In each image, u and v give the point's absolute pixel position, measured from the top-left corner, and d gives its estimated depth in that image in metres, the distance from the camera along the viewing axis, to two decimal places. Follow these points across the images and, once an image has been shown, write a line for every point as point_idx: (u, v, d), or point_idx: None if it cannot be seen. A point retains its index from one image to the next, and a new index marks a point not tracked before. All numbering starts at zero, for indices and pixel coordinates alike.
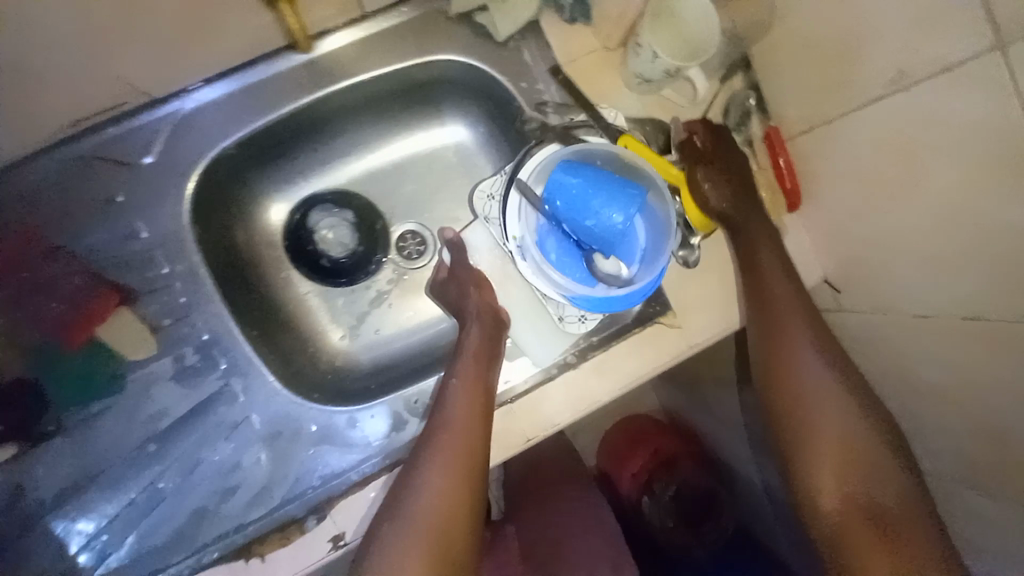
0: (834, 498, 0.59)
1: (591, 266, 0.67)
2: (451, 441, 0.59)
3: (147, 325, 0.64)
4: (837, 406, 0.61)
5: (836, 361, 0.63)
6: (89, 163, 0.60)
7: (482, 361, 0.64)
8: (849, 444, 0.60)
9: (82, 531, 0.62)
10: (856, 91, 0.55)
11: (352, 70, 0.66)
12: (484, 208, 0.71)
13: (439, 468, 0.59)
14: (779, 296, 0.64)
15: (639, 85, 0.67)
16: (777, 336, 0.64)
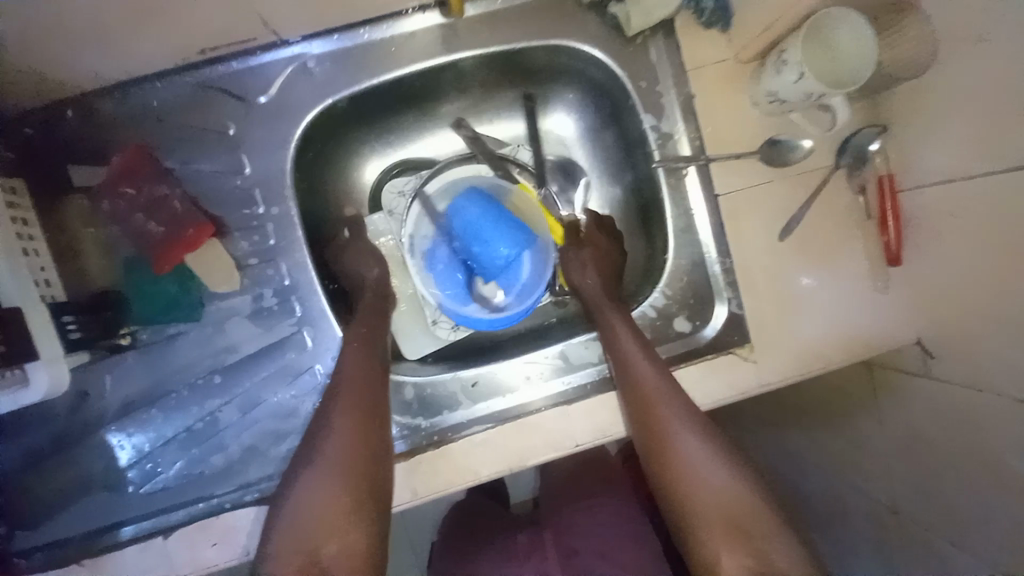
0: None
1: (469, 287, 0.69)
2: (343, 403, 0.58)
3: (234, 260, 0.64)
4: (708, 463, 0.57)
5: (698, 415, 0.60)
6: (211, 93, 0.62)
7: (374, 328, 0.64)
8: (745, 516, 0.54)
9: (135, 447, 0.64)
10: (1013, 150, 0.49)
11: (473, 41, 0.64)
12: (393, 202, 0.72)
13: (337, 431, 0.57)
14: (634, 353, 0.63)
15: (767, 104, 0.64)
16: (649, 409, 0.60)
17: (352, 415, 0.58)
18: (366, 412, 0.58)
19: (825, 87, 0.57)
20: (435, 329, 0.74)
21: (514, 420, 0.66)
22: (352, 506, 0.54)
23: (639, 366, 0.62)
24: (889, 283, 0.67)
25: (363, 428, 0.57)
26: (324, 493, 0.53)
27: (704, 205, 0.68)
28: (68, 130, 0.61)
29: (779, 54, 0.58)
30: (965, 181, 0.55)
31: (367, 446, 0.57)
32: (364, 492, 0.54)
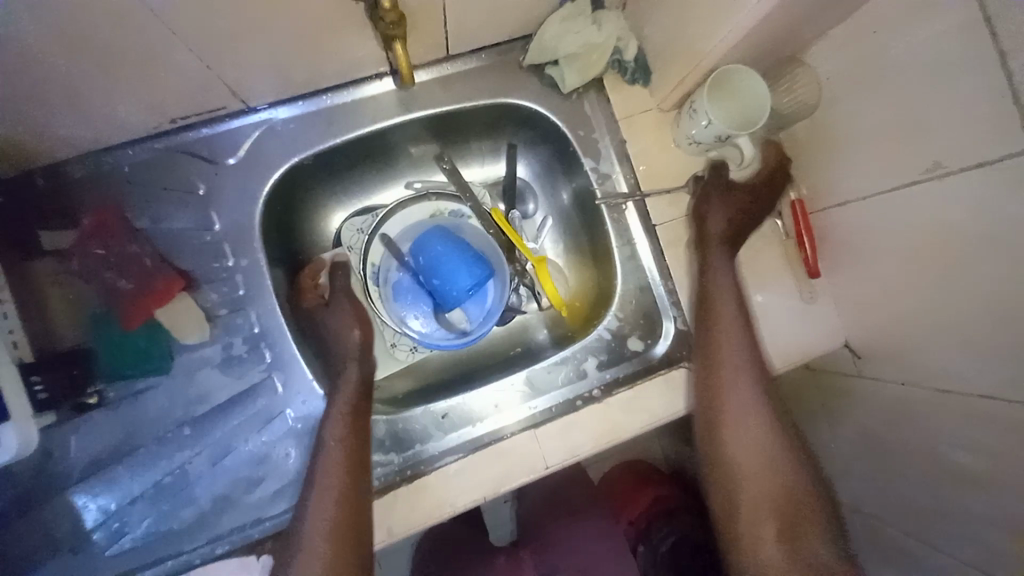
0: (776, 549, 0.63)
1: (436, 313, 0.76)
2: (326, 496, 0.60)
3: (205, 311, 0.67)
4: (767, 453, 0.67)
5: (771, 411, 0.68)
6: (180, 156, 0.66)
7: (359, 413, 0.65)
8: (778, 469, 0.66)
9: (101, 507, 0.63)
10: (896, 173, 0.58)
11: (428, 101, 0.72)
12: (350, 239, 0.77)
13: (323, 492, 0.61)
14: (732, 348, 0.69)
15: (689, 145, 0.73)
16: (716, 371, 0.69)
17: (335, 475, 0.61)
18: (345, 504, 0.60)
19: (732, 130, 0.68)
20: (394, 353, 0.78)
21: (486, 449, 0.69)
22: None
23: (735, 359, 0.69)
24: (814, 294, 0.75)
25: (346, 519, 0.60)
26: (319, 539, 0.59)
27: (646, 236, 0.75)
28: (36, 195, 0.63)
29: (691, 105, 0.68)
30: (861, 202, 0.64)
31: (348, 530, 0.59)
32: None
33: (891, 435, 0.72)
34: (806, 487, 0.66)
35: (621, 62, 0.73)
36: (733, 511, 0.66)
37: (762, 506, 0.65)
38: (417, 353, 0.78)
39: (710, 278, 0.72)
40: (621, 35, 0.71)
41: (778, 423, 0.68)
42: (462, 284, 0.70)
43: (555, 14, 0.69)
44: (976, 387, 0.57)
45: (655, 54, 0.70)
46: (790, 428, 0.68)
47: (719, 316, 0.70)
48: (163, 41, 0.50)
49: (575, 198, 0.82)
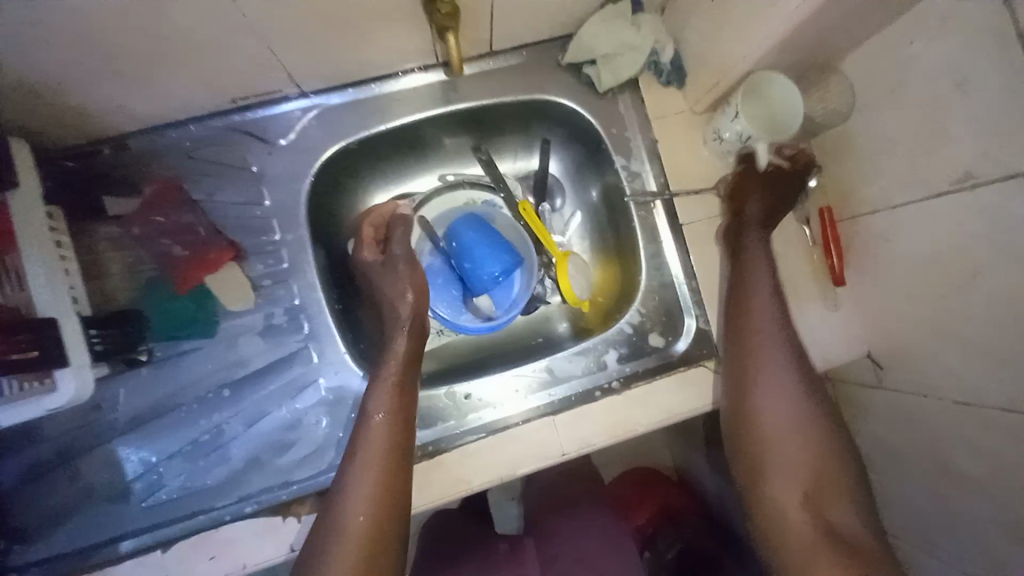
0: (800, 518, 0.60)
1: (464, 298, 0.79)
2: (371, 469, 0.61)
3: (249, 282, 0.71)
4: (799, 420, 0.64)
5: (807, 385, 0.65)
6: (236, 135, 0.70)
7: (403, 389, 0.66)
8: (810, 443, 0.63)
9: (141, 459, 0.68)
10: (924, 182, 0.59)
11: (468, 94, 0.75)
12: None
13: (363, 469, 0.61)
14: (763, 317, 0.67)
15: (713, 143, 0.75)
16: (748, 339, 0.67)
17: (380, 452, 0.62)
18: (387, 478, 0.61)
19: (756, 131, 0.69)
20: None
21: (505, 431, 0.72)
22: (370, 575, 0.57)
23: (766, 327, 0.67)
24: (837, 302, 0.75)
25: (388, 494, 0.60)
26: (358, 512, 0.59)
27: (672, 235, 0.77)
28: (102, 164, 0.68)
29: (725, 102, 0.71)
30: (889, 211, 0.65)
31: (388, 505, 0.60)
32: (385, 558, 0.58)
33: (906, 444, 0.73)
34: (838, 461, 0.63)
35: (656, 64, 0.75)
36: (758, 476, 0.64)
37: (789, 472, 0.62)
38: (441, 336, 0.84)
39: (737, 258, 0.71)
40: (658, 39, 0.73)
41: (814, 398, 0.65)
42: (491, 270, 0.73)
43: (596, 15, 0.71)
44: (996, 400, 0.58)
45: (690, 57, 0.72)
46: (825, 404, 0.65)
47: (750, 287, 0.69)
48: (238, 27, 0.55)
49: (604, 194, 0.84)
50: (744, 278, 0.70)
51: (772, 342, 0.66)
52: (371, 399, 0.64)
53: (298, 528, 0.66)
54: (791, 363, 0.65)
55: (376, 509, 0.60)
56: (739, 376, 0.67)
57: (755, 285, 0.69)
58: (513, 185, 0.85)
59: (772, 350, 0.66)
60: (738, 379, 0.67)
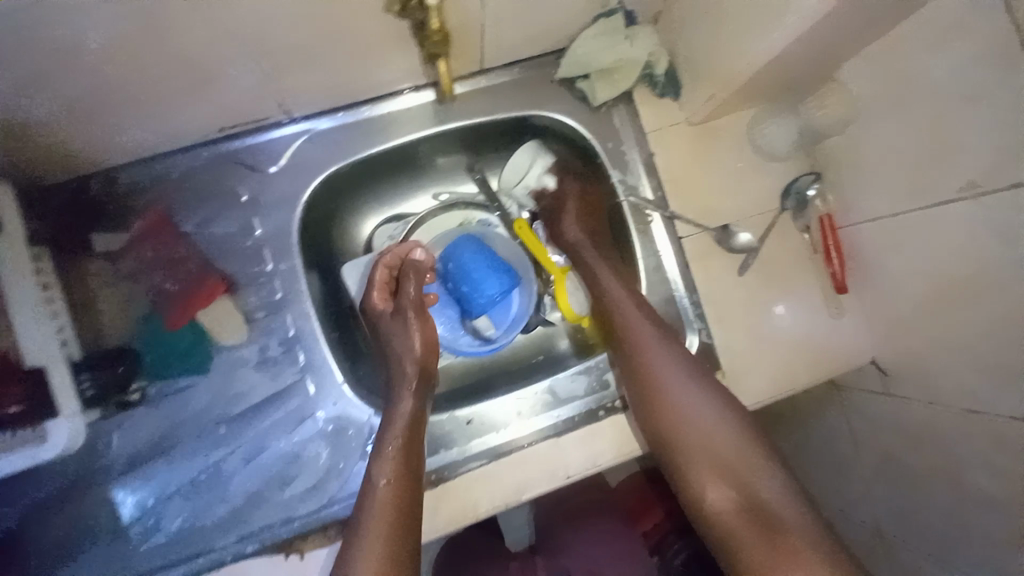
0: (722, 498, 0.65)
1: (464, 320, 0.77)
2: (373, 539, 0.59)
3: (243, 314, 0.69)
4: (701, 414, 0.68)
5: (695, 375, 0.69)
6: (226, 164, 0.68)
7: (412, 446, 0.64)
8: (710, 428, 0.67)
9: (138, 502, 0.66)
10: (928, 190, 0.58)
11: (460, 113, 0.74)
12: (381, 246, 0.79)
13: (372, 533, 0.59)
14: (651, 351, 0.71)
15: (516, 188, 0.82)
16: (629, 348, 0.72)
17: (385, 513, 0.60)
18: (393, 548, 0.58)
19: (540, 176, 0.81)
20: None
21: (509, 456, 0.70)
22: None
23: (680, 398, 0.69)
24: (841, 309, 0.74)
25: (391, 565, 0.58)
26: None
27: (672, 248, 0.76)
28: (86, 198, 0.66)
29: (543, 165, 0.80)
30: (892, 219, 0.64)
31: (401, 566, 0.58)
32: None
33: (917, 454, 0.72)
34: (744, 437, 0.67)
35: (651, 76, 0.74)
36: (678, 471, 0.68)
37: (700, 462, 0.67)
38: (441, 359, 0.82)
39: (585, 268, 0.78)
40: (653, 51, 0.72)
41: (708, 385, 0.69)
42: (491, 292, 0.72)
43: (589, 29, 0.70)
44: (1006, 409, 0.57)
45: (686, 69, 0.71)
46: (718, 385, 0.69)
47: (652, 361, 0.71)
48: (225, 55, 0.53)
49: None
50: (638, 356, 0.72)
51: (688, 412, 0.68)
52: (380, 463, 0.63)
53: (299, 566, 0.64)
54: (677, 366, 0.70)
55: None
56: (632, 387, 0.71)
57: (615, 294, 0.75)
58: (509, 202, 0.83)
59: (692, 419, 0.68)
60: (632, 390, 0.71)
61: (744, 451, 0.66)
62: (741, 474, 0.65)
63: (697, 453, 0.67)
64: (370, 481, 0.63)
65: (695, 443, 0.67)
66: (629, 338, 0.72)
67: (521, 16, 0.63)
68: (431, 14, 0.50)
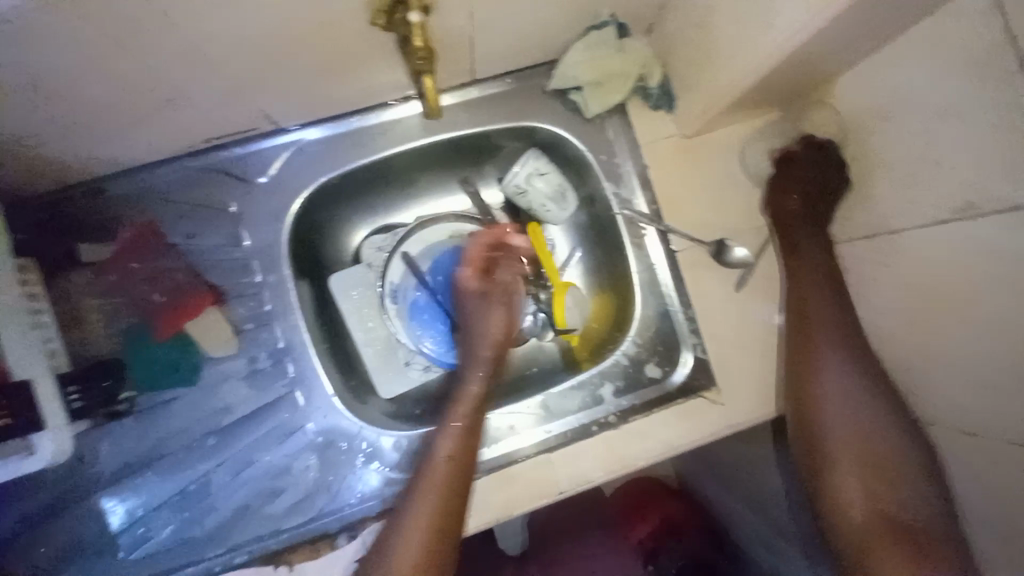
0: (860, 509, 0.60)
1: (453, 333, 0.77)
2: (427, 506, 0.60)
3: (232, 325, 0.70)
4: (867, 425, 0.62)
5: (874, 388, 0.63)
6: (214, 176, 0.68)
7: (471, 428, 0.65)
8: (869, 441, 0.61)
9: (125, 511, 0.66)
10: (923, 209, 0.57)
11: (451, 125, 0.73)
12: (370, 256, 0.78)
13: (422, 506, 0.60)
14: (828, 353, 0.64)
15: (511, 187, 0.77)
16: (808, 350, 0.65)
17: (437, 487, 0.61)
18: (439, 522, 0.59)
19: (535, 176, 0.75)
20: (409, 370, 0.77)
21: (500, 470, 0.70)
22: None
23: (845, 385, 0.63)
24: None
25: (433, 535, 0.58)
26: (414, 548, 0.58)
27: (665, 261, 0.74)
28: (74, 209, 0.66)
29: (537, 168, 0.75)
30: (888, 236, 0.62)
31: (443, 543, 0.59)
32: None
33: None
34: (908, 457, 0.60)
35: (644, 89, 0.73)
36: (817, 473, 0.63)
37: (849, 470, 0.61)
38: (430, 372, 0.78)
39: (790, 261, 0.70)
40: (645, 64, 0.71)
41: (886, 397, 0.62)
42: None
43: (581, 41, 0.69)
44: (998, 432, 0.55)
45: (679, 80, 0.70)
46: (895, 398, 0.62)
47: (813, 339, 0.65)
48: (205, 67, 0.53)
49: (593, 220, 0.81)
50: (806, 334, 0.66)
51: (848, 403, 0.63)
52: (442, 438, 0.63)
53: None
54: (857, 376, 0.63)
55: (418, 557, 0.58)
56: (798, 386, 0.66)
57: (813, 296, 0.67)
58: (499, 215, 0.83)
59: (846, 414, 0.62)
60: (796, 390, 0.66)
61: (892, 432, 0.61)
62: (897, 498, 0.60)
63: (847, 460, 0.62)
64: (427, 454, 0.64)
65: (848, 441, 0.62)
66: (813, 343, 0.65)
67: (510, 28, 0.62)
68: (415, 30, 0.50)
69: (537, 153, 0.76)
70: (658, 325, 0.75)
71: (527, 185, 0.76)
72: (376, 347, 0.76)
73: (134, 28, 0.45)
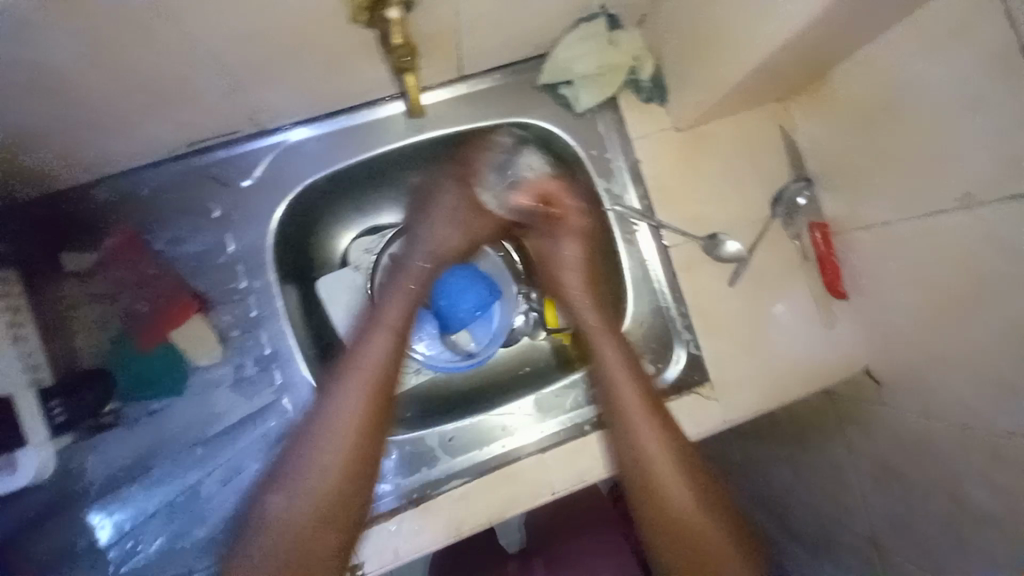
0: None
1: (443, 335, 0.76)
2: (355, 405, 0.63)
3: (217, 332, 0.68)
4: (687, 501, 0.66)
5: (686, 451, 0.67)
6: (197, 179, 0.67)
7: (402, 336, 0.68)
8: (692, 521, 0.66)
9: (115, 523, 0.65)
10: (921, 199, 0.56)
11: (441, 123, 0.72)
12: (357, 259, 0.76)
13: (359, 372, 0.65)
14: (647, 428, 0.66)
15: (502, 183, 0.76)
16: (631, 433, 0.67)
17: (377, 355, 0.66)
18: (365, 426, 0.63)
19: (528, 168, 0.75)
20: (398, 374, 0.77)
21: (493, 473, 0.68)
22: (358, 466, 0.62)
23: (682, 505, 0.66)
24: (834, 318, 0.71)
25: (363, 436, 0.63)
26: (350, 412, 0.63)
27: (657, 256, 0.73)
28: (61, 217, 0.65)
29: (528, 161, 0.75)
30: (884, 227, 0.61)
31: (378, 407, 0.64)
32: (370, 465, 0.63)
33: (910, 470, 0.69)
34: (720, 524, 0.67)
35: (636, 81, 0.72)
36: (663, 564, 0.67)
37: (687, 550, 0.65)
38: (419, 375, 0.78)
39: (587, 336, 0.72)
40: (637, 55, 0.70)
41: (694, 470, 0.67)
42: (462, 308, 0.72)
43: (570, 33, 0.67)
44: (1000, 423, 0.55)
45: (671, 73, 0.69)
46: (701, 461, 0.68)
47: (652, 460, 0.66)
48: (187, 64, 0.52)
49: None
50: (624, 416, 0.67)
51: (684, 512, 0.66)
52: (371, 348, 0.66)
53: None
54: (676, 450, 0.67)
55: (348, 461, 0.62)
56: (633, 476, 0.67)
57: (620, 374, 0.69)
58: None
59: (670, 495, 0.66)
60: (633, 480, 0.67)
61: (702, 503, 0.67)
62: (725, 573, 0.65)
63: (679, 541, 0.66)
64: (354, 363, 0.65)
65: (683, 541, 0.66)
66: (631, 426, 0.66)
67: (499, 22, 0.61)
68: (393, 27, 0.48)
69: (530, 147, 0.75)
70: (651, 322, 0.74)
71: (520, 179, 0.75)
72: None
73: (119, 26, 0.44)
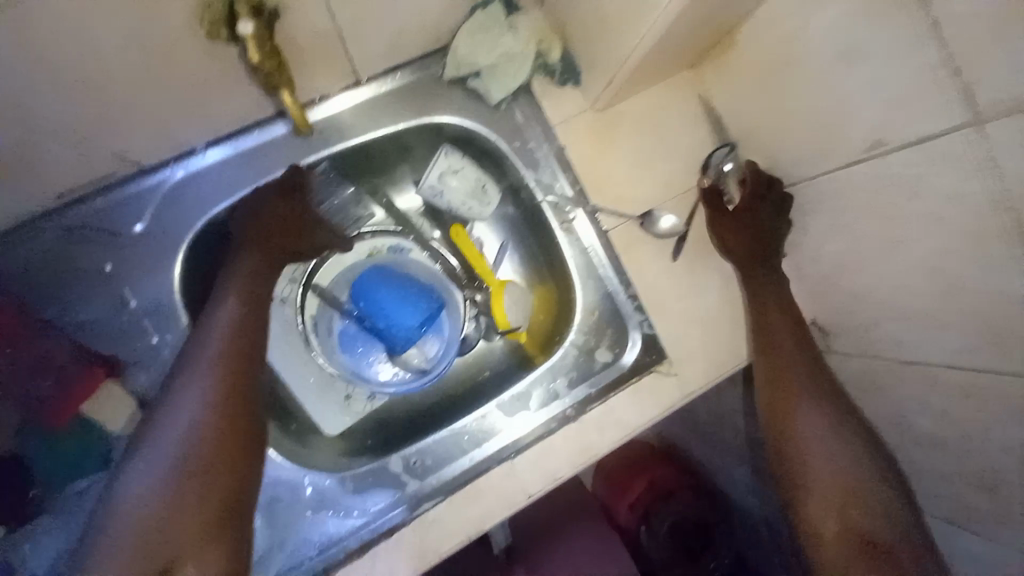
0: (837, 544, 0.58)
1: (393, 357, 0.73)
2: (206, 379, 0.58)
3: (135, 397, 0.63)
4: (839, 453, 0.61)
5: (837, 409, 0.64)
6: (79, 235, 0.60)
7: (253, 302, 0.63)
8: (852, 475, 0.60)
9: None
10: (835, 152, 0.56)
11: (349, 133, 0.67)
12: (285, 290, 0.73)
13: (208, 347, 0.59)
14: (806, 372, 0.65)
15: (427, 188, 0.72)
16: (782, 374, 0.66)
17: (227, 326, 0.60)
18: (229, 395, 0.58)
19: (451, 165, 0.71)
20: (350, 404, 0.75)
21: (463, 487, 0.66)
22: (223, 440, 0.56)
23: (831, 445, 0.62)
24: (774, 277, 0.71)
25: (223, 409, 0.57)
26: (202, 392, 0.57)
27: (598, 242, 0.71)
28: None
29: (448, 162, 0.71)
30: (807, 183, 0.61)
31: (232, 372, 0.59)
32: (239, 436, 0.57)
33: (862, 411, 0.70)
34: (885, 485, 0.60)
35: (547, 65, 0.69)
36: (800, 510, 0.61)
37: (832, 496, 0.60)
38: (375, 401, 0.77)
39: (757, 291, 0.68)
40: (541, 38, 0.67)
41: (859, 433, 0.63)
42: (406, 326, 0.69)
43: (464, 26, 0.65)
44: (936, 359, 0.56)
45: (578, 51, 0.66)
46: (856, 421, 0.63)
47: (794, 395, 0.65)
48: (23, 83, 0.46)
49: (517, 210, 0.78)
50: (775, 354, 0.66)
51: (830, 468, 0.61)
52: (209, 333, 0.60)
53: None
54: (830, 401, 0.64)
55: (206, 440, 0.55)
56: (775, 411, 0.65)
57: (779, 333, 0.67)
58: (420, 222, 0.80)
59: (820, 447, 0.62)
60: (773, 413, 0.65)
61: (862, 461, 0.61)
62: (880, 534, 0.57)
63: (829, 494, 0.60)
64: (194, 357, 0.59)
65: (845, 496, 0.59)
66: (782, 367, 0.66)
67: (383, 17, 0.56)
68: (247, 43, 0.48)
69: (450, 149, 0.71)
70: (605, 308, 0.72)
71: (444, 178, 0.71)
72: (312, 388, 0.74)
73: None
